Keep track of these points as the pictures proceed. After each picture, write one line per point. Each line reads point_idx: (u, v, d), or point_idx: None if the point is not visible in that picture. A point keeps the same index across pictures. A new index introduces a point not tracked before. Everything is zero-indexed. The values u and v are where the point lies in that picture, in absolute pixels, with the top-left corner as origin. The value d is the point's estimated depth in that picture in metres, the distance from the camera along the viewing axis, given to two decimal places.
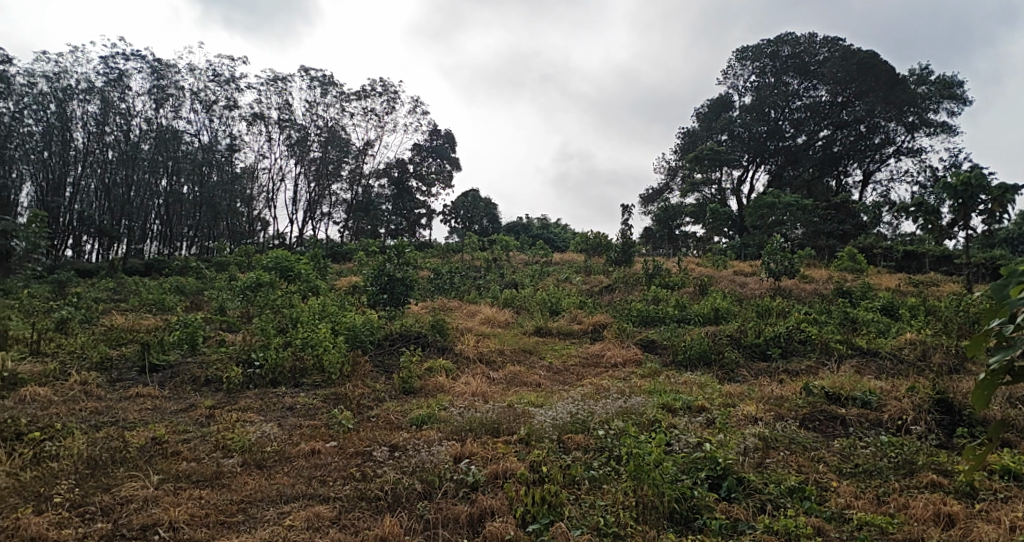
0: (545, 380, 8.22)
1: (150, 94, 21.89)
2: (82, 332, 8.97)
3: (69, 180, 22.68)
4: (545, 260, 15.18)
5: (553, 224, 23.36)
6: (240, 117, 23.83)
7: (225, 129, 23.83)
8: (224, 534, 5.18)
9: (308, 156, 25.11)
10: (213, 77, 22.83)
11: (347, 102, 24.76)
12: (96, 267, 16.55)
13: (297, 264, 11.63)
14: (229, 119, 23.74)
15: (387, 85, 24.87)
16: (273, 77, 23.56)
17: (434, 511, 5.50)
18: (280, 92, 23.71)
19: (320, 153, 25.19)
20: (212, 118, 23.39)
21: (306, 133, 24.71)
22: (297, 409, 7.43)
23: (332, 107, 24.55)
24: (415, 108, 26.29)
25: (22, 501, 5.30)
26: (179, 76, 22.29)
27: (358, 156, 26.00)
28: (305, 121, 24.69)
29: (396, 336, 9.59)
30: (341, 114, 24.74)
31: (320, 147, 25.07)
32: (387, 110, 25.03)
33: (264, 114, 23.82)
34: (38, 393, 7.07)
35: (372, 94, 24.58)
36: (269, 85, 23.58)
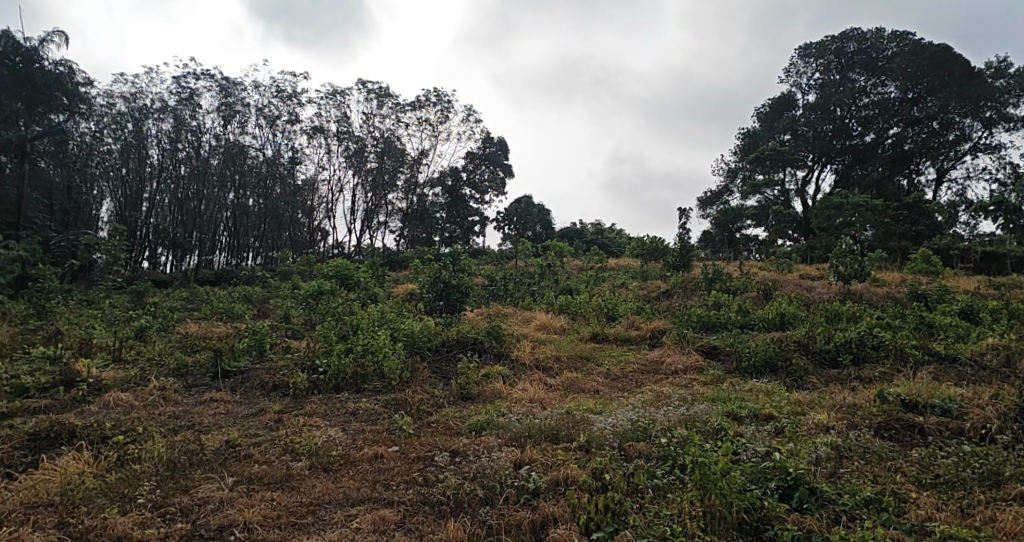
0: (603, 387, 8.17)
1: (219, 111, 22.74)
2: (160, 339, 9.38)
3: (145, 195, 23.84)
4: (600, 266, 15.01)
5: (607, 228, 23.24)
6: (301, 131, 24.52)
7: (288, 143, 24.55)
8: (295, 535, 5.34)
9: (365, 167, 25.67)
10: (276, 93, 23.56)
11: (403, 113, 25.16)
12: (170, 277, 17.29)
13: (356, 272, 11.80)
14: (291, 133, 24.46)
15: (441, 94, 25.18)
16: (332, 91, 24.19)
17: (497, 517, 5.57)
18: (339, 105, 24.33)
19: (377, 163, 25.66)
20: (275, 133, 24.14)
21: (363, 145, 25.32)
22: (358, 415, 7.57)
23: (388, 118, 25.03)
24: (468, 116, 26.51)
25: (109, 501, 5.57)
26: (245, 93, 23.08)
27: (412, 166, 26.38)
28: (362, 133, 25.29)
29: (453, 342, 9.68)
30: (396, 125, 25.18)
31: (377, 158, 25.55)
32: (440, 119, 25.35)
33: (323, 127, 24.47)
34: (120, 398, 7.40)
35: (427, 104, 24.96)
36: (329, 98, 24.21)
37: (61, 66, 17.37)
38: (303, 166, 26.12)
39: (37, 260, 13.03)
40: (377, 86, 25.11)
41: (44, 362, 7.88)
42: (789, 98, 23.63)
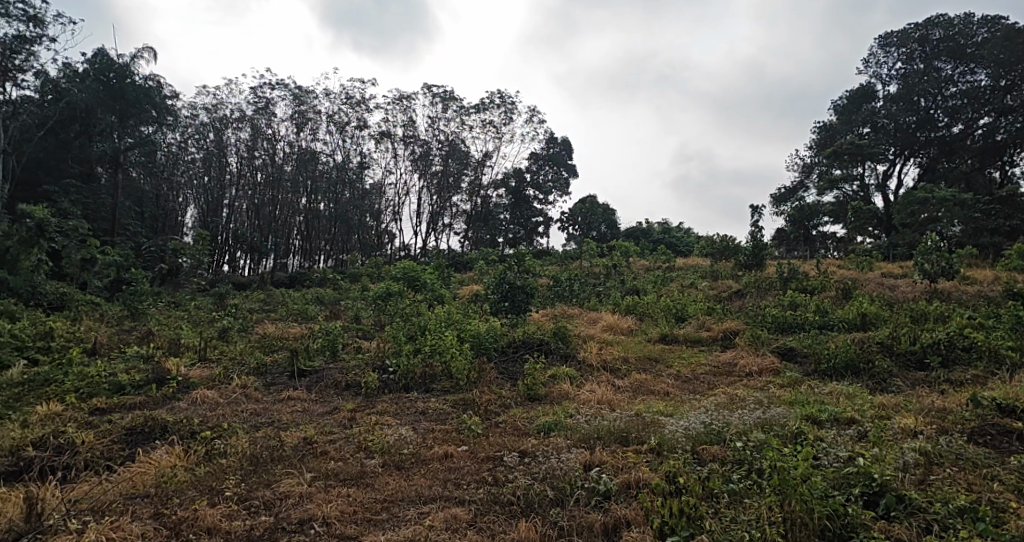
0: (674, 389, 8.03)
1: (293, 119, 23.56)
2: (241, 340, 9.78)
3: (224, 202, 24.94)
4: (668, 265, 14.83)
5: (674, 228, 22.81)
6: (369, 136, 25.12)
7: (356, 148, 25.19)
8: (371, 531, 5.47)
9: (430, 170, 26.09)
10: (346, 99, 24.18)
11: (467, 116, 25.45)
12: (249, 280, 18.00)
13: (423, 273, 11.96)
14: (359, 138, 25.08)
15: (505, 96, 25.30)
16: (398, 96, 24.69)
17: (568, 519, 5.57)
18: (405, 110, 24.82)
19: (441, 166, 26.03)
20: (345, 138, 24.81)
21: (428, 148, 25.73)
22: (428, 414, 7.70)
23: (452, 121, 25.36)
24: (532, 117, 26.58)
25: (199, 494, 5.84)
26: (317, 101, 23.81)
27: (477, 168, 26.70)
28: (427, 137, 25.73)
29: (520, 343, 9.68)
30: (461, 128, 25.48)
31: (441, 160, 25.91)
32: (504, 121, 25.50)
33: (390, 131, 25.00)
34: (206, 395, 7.76)
35: (491, 106, 25.15)
36: (395, 104, 24.73)
37: (151, 81, 18.45)
38: (371, 170, 26.77)
39: (130, 265, 13.87)
40: (442, 90, 25.49)
41: (138, 361, 8.34)
42: (869, 89, 22.64)
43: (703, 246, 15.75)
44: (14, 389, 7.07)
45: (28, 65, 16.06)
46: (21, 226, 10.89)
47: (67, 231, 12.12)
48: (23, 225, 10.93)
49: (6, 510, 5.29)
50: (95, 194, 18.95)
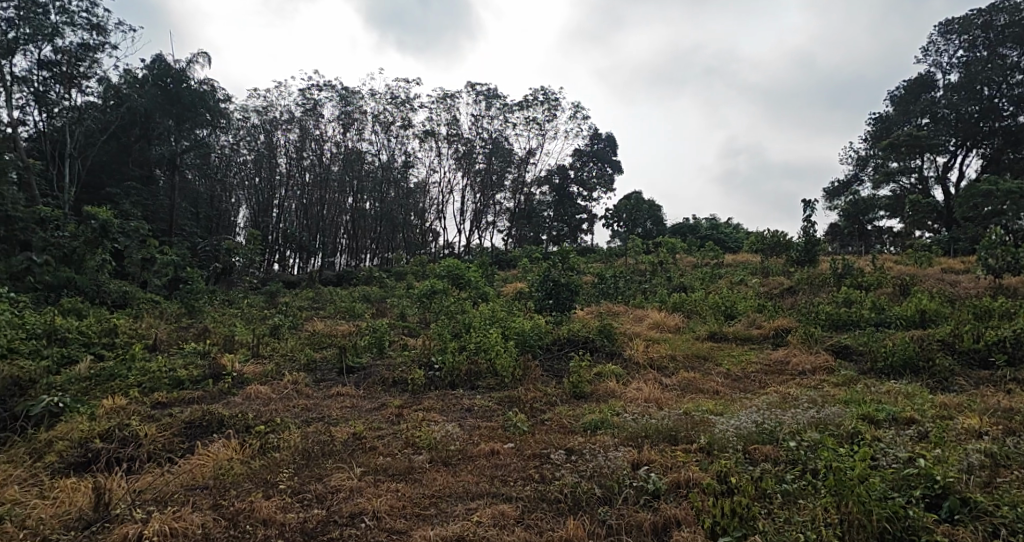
0: (723, 387, 7.88)
1: (339, 120, 23.95)
2: (291, 337, 10.00)
3: (274, 202, 25.59)
4: (716, 262, 14.60)
5: (723, 224, 22.40)
6: (413, 135, 25.37)
7: (401, 147, 25.48)
8: (420, 526, 5.52)
9: (474, 168, 26.26)
10: (391, 99, 24.46)
11: (510, 113, 25.48)
12: (298, 278, 18.39)
13: (467, 272, 12.05)
14: (404, 138, 25.35)
15: (548, 93, 25.25)
16: (442, 95, 24.88)
17: (617, 517, 5.53)
18: (449, 109, 25.00)
19: (485, 164, 26.18)
20: (390, 138, 25.13)
21: (471, 146, 25.90)
22: (474, 411, 7.73)
23: (496, 119, 25.44)
24: (576, 113, 26.47)
25: (255, 486, 5.98)
26: (363, 101, 24.14)
27: (520, 166, 26.76)
28: (470, 135, 25.88)
29: (565, 340, 9.61)
30: (504, 125, 25.54)
31: (485, 158, 26.05)
32: (548, 118, 25.45)
33: (434, 130, 25.23)
34: (260, 391, 7.96)
35: (535, 103, 25.13)
36: (439, 103, 24.94)
37: (205, 85, 18.88)
38: (416, 169, 27.07)
39: (187, 264, 14.35)
40: (485, 88, 25.58)
41: (195, 357, 8.63)
42: (928, 78, 21.81)
43: (753, 242, 15.43)
44: (82, 383, 7.38)
45: (92, 71, 16.70)
46: (86, 227, 11.39)
47: (128, 231, 12.64)
48: (88, 226, 11.44)
49: (76, 500, 5.49)
50: (153, 196, 19.68)
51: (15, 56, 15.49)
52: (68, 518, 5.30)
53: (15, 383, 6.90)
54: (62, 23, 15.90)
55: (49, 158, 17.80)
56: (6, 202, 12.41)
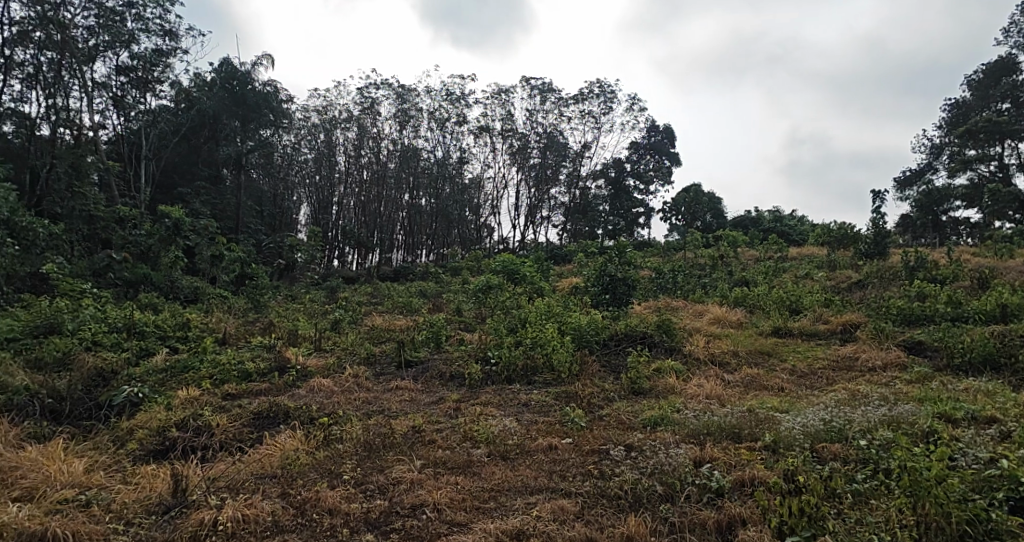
0: (788, 384, 7.66)
1: (396, 117, 24.29)
2: (351, 331, 10.22)
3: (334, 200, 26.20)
4: (780, 255, 14.22)
5: (787, 216, 21.74)
6: (468, 131, 25.54)
7: (456, 144, 25.70)
8: (480, 518, 5.56)
9: (529, 162, 26.38)
10: (446, 96, 24.66)
11: (565, 107, 25.38)
12: (357, 274, 18.79)
13: (523, 267, 12.05)
14: (459, 134, 25.54)
15: (604, 85, 25.04)
16: (497, 90, 24.98)
17: (679, 515, 5.46)
18: (503, 104, 25.08)
19: (540, 158, 26.28)
20: (445, 135, 25.36)
21: (526, 141, 26.02)
22: (532, 406, 7.73)
23: (551, 113, 25.40)
24: (632, 105, 26.19)
25: (320, 476, 6.12)
26: (419, 99, 24.40)
27: (576, 160, 26.72)
28: (525, 130, 25.98)
29: (622, 336, 9.50)
30: (559, 119, 25.48)
31: (540, 152, 26.18)
32: (604, 110, 25.26)
33: (489, 126, 25.34)
34: (322, 384, 8.15)
35: (590, 96, 24.96)
36: (494, 98, 25.04)
37: (269, 86, 19.47)
38: (471, 164, 27.27)
39: (252, 261, 14.85)
40: (540, 82, 25.52)
41: (261, 350, 8.92)
42: (1008, 62, 20.42)
43: (818, 235, 14.96)
44: (159, 375, 7.71)
45: (165, 76, 17.45)
46: (160, 225, 11.95)
47: (199, 229, 13.18)
48: (161, 224, 12.00)
49: (156, 486, 5.69)
50: (221, 194, 20.46)
51: (95, 62, 16.31)
52: (150, 503, 5.49)
53: (99, 374, 7.32)
54: (137, 30, 16.64)
55: (126, 159, 18.75)
56: (88, 202, 13.14)
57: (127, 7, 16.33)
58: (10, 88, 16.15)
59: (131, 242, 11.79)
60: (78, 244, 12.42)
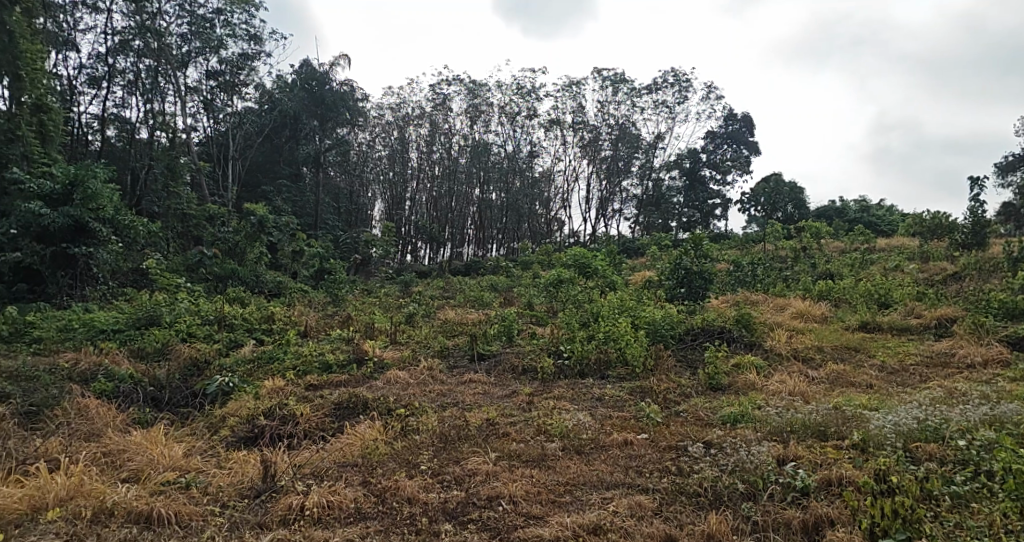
0: (878, 381, 7.32)
1: (467, 113, 24.61)
2: (425, 324, 10.42)
3: (406, 196, 26.81)
4: (866, 246, 13.62)
5: (875, 206, 20.72)
6: (539, 125, 25.54)
7: (527, 137, 25.75)
8: (556, 512, 5.55)
9: (599, 155, 26.42)
10: (517, 90, 24.72)
11: (638, 97, 25.01)
12: (429, 268, 19.12)
13: (594, 261, 11.99)
14: (530, 128, 25.57)
15: (679, 74, 24.52)
16: (568, 82, 24.88)
17: (762, 514, 5.30)
18: (574, 96, 24.98)
19: (612, 150, 26.17)
20: (515, 129, 25.48)
21: (598, 133, 26.07)
22: (605, 401, 7.65)
23: (623, 104, 25.10)
24: (708, 93, 25.57)
25: (398, 466, 6.24)
26: (490, 93, 24.60)
27: (649, 151, 26.34)
28: (597, 122, 25.92)
29: (699, 330, 9.28)
30: (631, 110, 25.14)
31: (611, 144, 26.04)
32: (678, 100, 24.76)
33: (559, 119, 25.28)
34: (398, 376, 8.33)
35: (664, 86, 24.50)
36: (565, 90, 25.00)
37: (346, 86, 20.01)
38: (541, 158, 27.34)
39: (330, 256, 15.35)
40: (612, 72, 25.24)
41: (340, 342, 9.20)
42: None
43: (909, 225, 14.23)
44: (247, 365, 8.08)
45: (250, 79, 18.20)
46: (246, 223, 12.56)
47: (280, 226, 13.75)
48: (247, 222, 12.60)
49: (247, 471, 5.95)
50: (301, 192, 21.27)
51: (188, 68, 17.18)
52: (243, 487, 5.74)
53: (194, 364, 7.75)
54: (225, 35, 17.33)
55: (215, 159, 19.77)
56: (181, 201, 13.95)
57: (217, 14, 17.03)
58: (113, 95, 17.28)
59: (219, 238, 12.42)
60: (172, 241, 13.19)
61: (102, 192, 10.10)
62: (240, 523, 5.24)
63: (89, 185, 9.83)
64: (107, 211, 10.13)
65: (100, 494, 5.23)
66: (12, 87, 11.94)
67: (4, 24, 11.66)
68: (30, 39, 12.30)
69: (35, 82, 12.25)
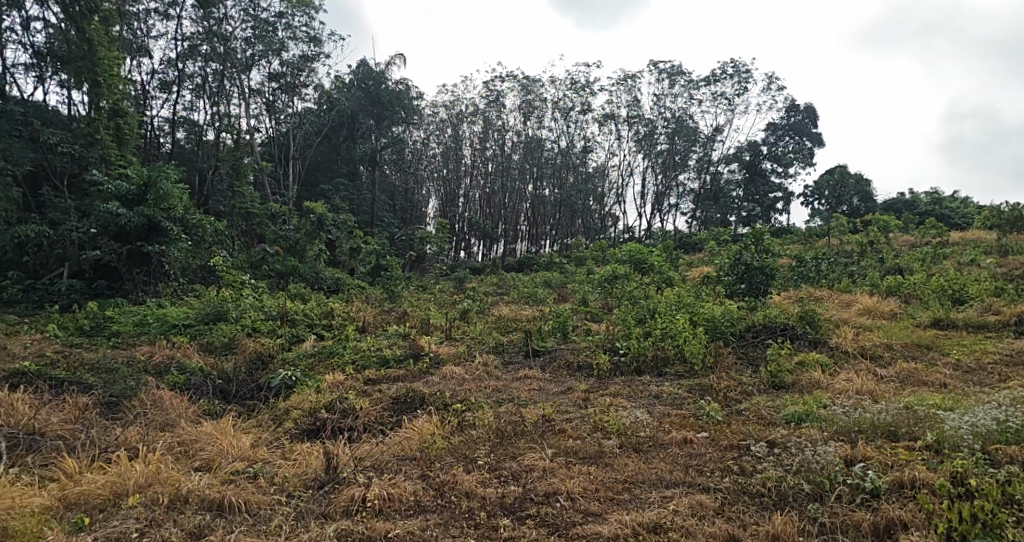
0: (952, 380, 7.01)
1: (520, 109, 24.63)
2: (480, 320, 10.50)
3: (460, 193, 27.09)
4: (939, 240, 13.07)
5: (946, 198, 19.83)
6: (593, 119, 25.37)
7: (581, 132, 25.62)
8: (615, 509, 5.50)
9: (656, 149, 26.09)
10: (570, 85, 24.61)
11: (695, 89, 24.59)
12: (482, 265, 19.24)
13: (650, 256, 11.86)
14: (583, 123, 25.42)
15: (738, 65, 23.98)
16: (623, 76, 24.65)
17: (829, 515, 5.14)
18: (629, 90, 24.72)
19: (668, 144, 25.87)
20: (569, 124, 25.39)
21: (653, 127, 25.74)
22: (663, 398, 7.55)
23: (679, 97, 24.73)
24: (769, 84, 24.92)
25: (455, 460, 6.29)
26: (544, 89, 24.57)
27: (706, 145, 25.98)
28: (652, 115, 25.63)
29: (760, 327, 9.06)
30: (688, 103, 24.75)
31: (668, 138, 25.75)
32: (737, 91, 24.23)
33: (614, 113, 25.06)
34: (454, 371, 8.41)
35: (722, 77, 24.01)
36: (620, 84, 24.77)
37: (401, 84, 20.28)
38: (595, 153, 27.21)
39: (386, 253, 15.60)
40: (668, 65, 24.87)
41: (397, 338, 9.35)
42: None
43: (986, 217, 13.55)
44: (309, 359, 8.29)
45: (308, 80, 18.63)
46: (306, 221, 12.93)
47: (338, 224, 14.06)
48: (307, 220, 12.97)
49: (311, 462, 6.09)
50: (358, 190, 21.72)
51: (251, 71, 17.73)
52: (307, 478, 5.87)
53: (259, 357, 8.01)
54: (286, 38, 17.79)
55: (277, 160, 20.41)
56: (245, 200, 14.39)
57: (278, 17, 17.51)
58: (183, 99, 17.98)
59: (282, 236, 12.83)
60: (237, 238, 13.63)
61: (173, 192, 10.51)
62: (306, 512, 5.37)
63: (161, 185, 10.22)
64: (178, 211, 10.54)
65: (175, 481, 5.44)
66: (91, 92, 12.53)
67: (84, 33, 12.31)
68: (107, 46, 12.91)
69: (113, 88, 12.79)
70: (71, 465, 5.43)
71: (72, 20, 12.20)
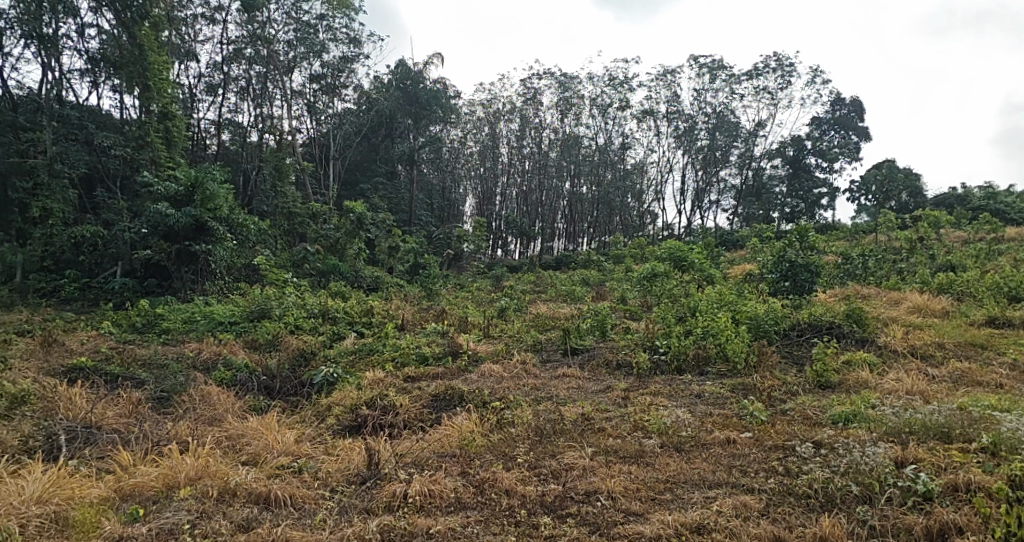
0: (1009, 380, 6.77)
1: (557, 106, 24.58)
2: (518, 318, 10.50)
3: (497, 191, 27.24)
4: (993, 235, 12.63)
5: (1002, 191, 19.10)
6: (631, 116, 25.20)
7: (618, 129, 25.47)
8: (657, 509, 5.45)
9: (696, 145, 25.83)
10: (608, 81, 24.48)
11: (736, 84, 24.23)
12: (518, 263, 19.26)
13: (691, 254, 11.71)
14: (621, 119, 25.28)
15: (781, 59, 23.54)
16: (662, 72, 24.42)
17: (879, 518, 5.00)
18: (668, 86, 24.47)
19: (708, 140, 25.61)
20: (607, 121, 25.26)
21: (694, 123, 25.58)
22: (705, 397, 7.44)
23: (719, 91, 24.40)
24: (813, 78, 24.43)
25: (494, 458, 6.30)
26: (581, 86, 24.48)
27: (748, 140, 25.70)
28: (692, 111, 25.40)
29: (804, 326, 8.87)
30: (729, 98, 24.41)
31: (708, 134, 25.52)
32: (780, 85, 23.79)
33: (653, 109, 24.85)
34: (492, 369, 8.43)
35: (765, 71, 23.62)
36: (659, 80, 24.54)
37: (439, 83, 20.44)
38: (633, 150, 27.03)
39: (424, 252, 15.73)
40: (709, 60, 24.56)
41: (436, 336, 9.42)
42: None
43: None
44: (350, 357, 8.39)
45: (348, 81, 18.87)
46: (346, 220, 13.09)
47: (377, 223, 14.23)
48: (346, 219, 13.14)
49: (353, 458, 6.16)
50: (397, 189, 21.98)
51: (293, 73, 18.05)
52: (349, 473, 5.94)
53: (301, 354, 8.15)
54: (327, 40, 18.05)
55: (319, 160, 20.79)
56: (287, 200, 14.65)
57: (319, 19, 17.78)
58: (228, 101, 18.42)
59: (323, 235, 13.04)
60: (279, 238, 13.89)
61: (219, 192, 10.76)
62: (348, 507, 5.44)
63: (208, 186, 10.48)
64: (223, 211, 10.79)
65: (224, 474, 5.56)
66: (141, 96, 12.91)
67: (135, 39, 12.67)
68: (157, 51, 13.23)
69: (163, 92, 13.15)
70: (126, 457, 5.59)
71: (124, 27, 12.58)
